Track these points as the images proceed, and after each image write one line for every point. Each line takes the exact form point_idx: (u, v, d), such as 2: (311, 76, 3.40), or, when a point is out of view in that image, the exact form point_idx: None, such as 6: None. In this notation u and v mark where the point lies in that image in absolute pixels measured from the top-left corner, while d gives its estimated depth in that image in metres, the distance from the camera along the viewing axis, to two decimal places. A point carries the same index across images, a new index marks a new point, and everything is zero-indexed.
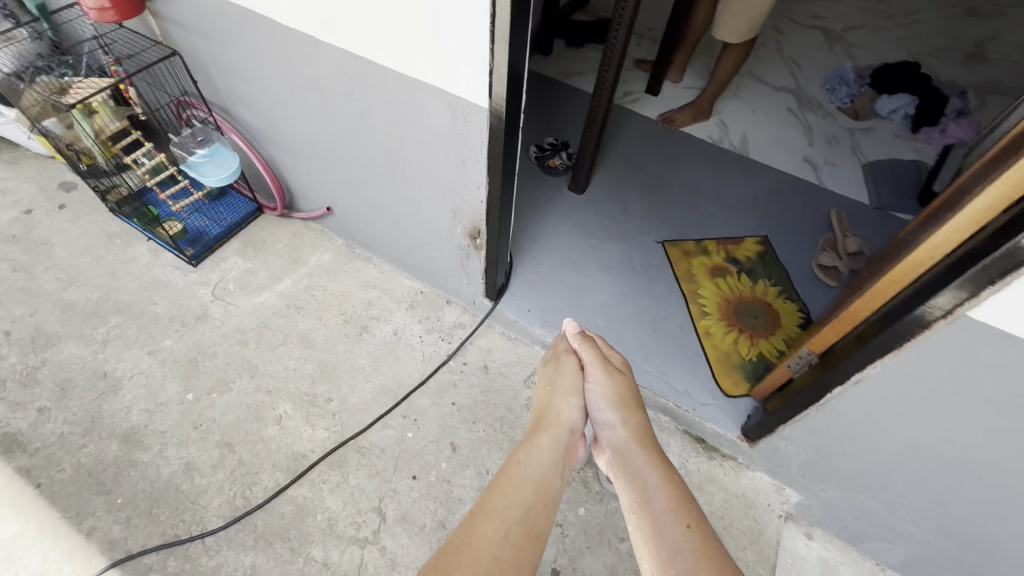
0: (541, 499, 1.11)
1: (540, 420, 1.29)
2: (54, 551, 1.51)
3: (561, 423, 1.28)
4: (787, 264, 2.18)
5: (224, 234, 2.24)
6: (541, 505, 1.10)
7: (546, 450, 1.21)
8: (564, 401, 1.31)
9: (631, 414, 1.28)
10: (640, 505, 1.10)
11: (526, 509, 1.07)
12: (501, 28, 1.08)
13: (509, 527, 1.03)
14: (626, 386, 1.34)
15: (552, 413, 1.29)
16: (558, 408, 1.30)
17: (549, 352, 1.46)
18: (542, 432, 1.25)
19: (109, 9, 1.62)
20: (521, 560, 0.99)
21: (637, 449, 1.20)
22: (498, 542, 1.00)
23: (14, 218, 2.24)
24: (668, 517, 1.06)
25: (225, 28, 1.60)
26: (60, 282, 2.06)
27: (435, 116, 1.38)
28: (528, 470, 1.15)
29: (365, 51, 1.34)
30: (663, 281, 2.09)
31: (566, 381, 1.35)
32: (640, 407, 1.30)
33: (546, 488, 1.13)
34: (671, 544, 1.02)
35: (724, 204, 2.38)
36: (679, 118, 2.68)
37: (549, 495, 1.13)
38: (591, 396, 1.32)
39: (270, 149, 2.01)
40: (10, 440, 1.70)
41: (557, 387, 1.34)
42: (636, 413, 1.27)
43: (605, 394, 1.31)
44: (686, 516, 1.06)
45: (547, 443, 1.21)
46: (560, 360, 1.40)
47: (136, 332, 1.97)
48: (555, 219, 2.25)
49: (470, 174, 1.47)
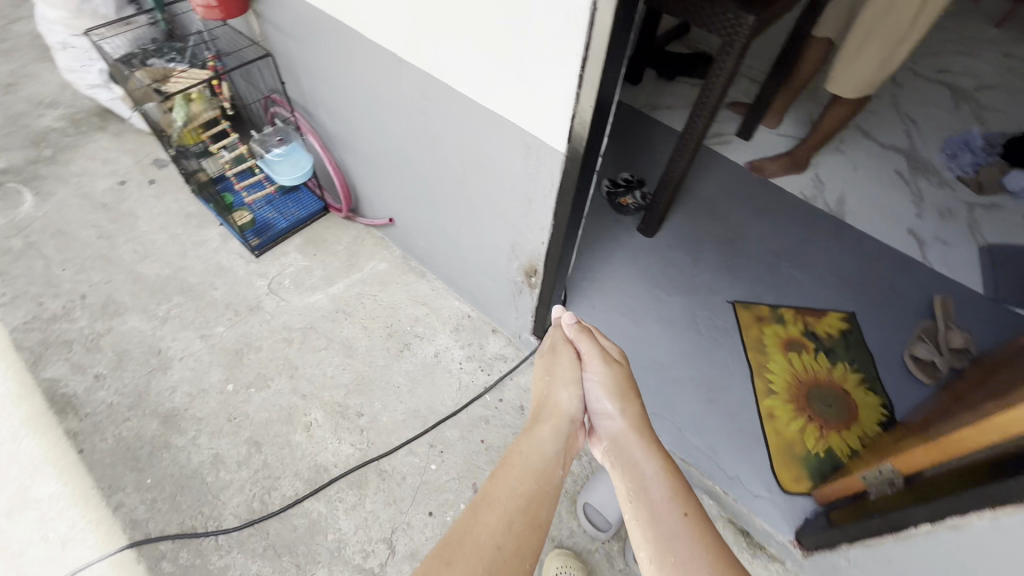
0: (542, 490, 1.07)
1: (539, 411, 1.24)
2: (82, 519, 1.57)
3: (561, 412, 1.23)
4: (875, 349, 1.93)
5: (289, 228, 2.27)
6: (543, 496, 1.07)
7: (546, 441, 1.17)
8: (563, 389, 1.26)
9: (630, 404, 1.22)
10: (643, 499, 1.05)
11: (527, 499, 1.04)
12: (591, 74, 1.00)
13: (510, 518, 1.00)
14: (625, 372, 1.28)
15: (551, 405, 1.24)
16: (557, 398, 1.25)
17: (544, 341, 1.39)
18: (543, 424, 1.20)
19: (215, 7, 1.67)
20: (524, 550, 0.96)
21: (635, 441, 1.15)
22: (500, 534, 0.97)
23: (109, 187, 2.39)
24: (669, 508, 1.02)
25: (317, 35, 1.61)
26: (136, 255, 2.18)
27: (508, 152, 1.31)
28: (529, 460, 1.12)
29: (446, 77, 1.29)
30: (728, 347, 1.91)
31: (564, 368, 1.29)
32: (639, 396, 1.24)
33: (546, 478, 1.10)
34: (675, 541, 0.97)
35: (809, 269, 2.16)
36: (770, 168, 2.47)
37: (549, 485, 1.09)
38: (589, 386, 1.26)
39: (345, 154, 2.02)
40: (66, 400, 1.79)
41: (556, 374, 1.28)
42: (635, 402, 1.21)
43: (603, 383, 1.24)
44: (689, 511, 1.02)
45: (546, 434, 1.17)
46: (556, 347, 1.34)
47: (193, 314, 2.03)
48: (619, 261, 2.12)
49: (536, 214, 1.39)
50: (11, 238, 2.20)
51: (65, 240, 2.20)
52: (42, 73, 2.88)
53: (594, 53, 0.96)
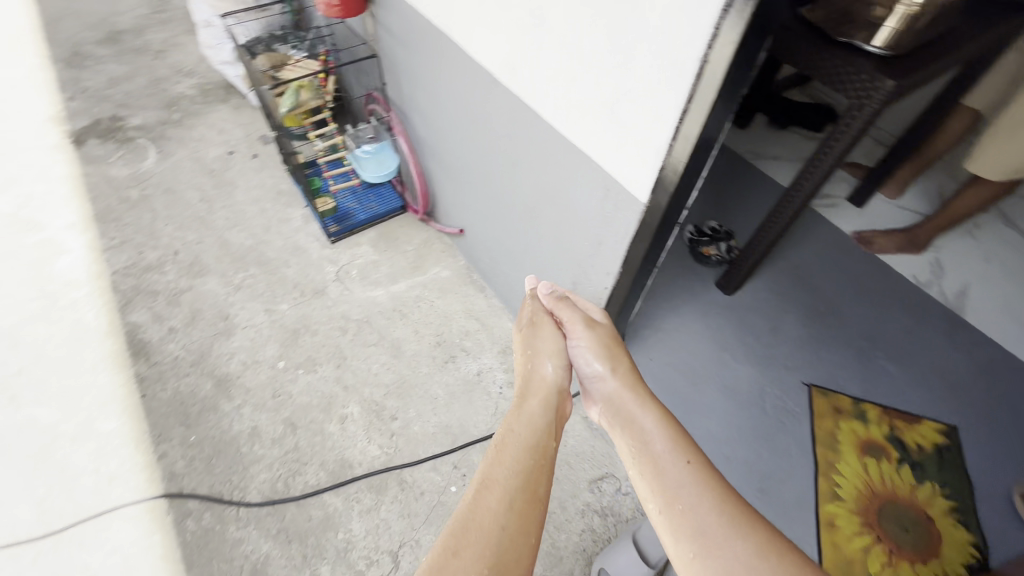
0: (538, 462, 1.05)
1: (525, 386, 1.21)
2: (129, 460, 1.69)
3: (548, 385, 1.21)
4: (975, 476, 1.65)
5: (367, 221, 2.34)
6: (540, 467, 1.04)
7: (534, 411, 1.15)
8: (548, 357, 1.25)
9: (620, 361, 1.21)
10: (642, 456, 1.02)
11: (523, 473, 1.01)
12: (688, 129, 0.92)
13: (510, 494, 0.97)
14: (609, 332, 1.27)
15: (536, 380, 1.22)
16: (541, 370, 1.23)
17: (521, 317, 1.37)
18: (531, 398, 1.18)
19: (336, 6, 1.74)
20: (528, 525, 0.94)
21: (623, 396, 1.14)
22: (502, 514, 0.93)
23: (219, 155, 2.59)
24: (669, 458, 0.99)
25: (423, 43, 1.63)
26: (228, 222, 2.34)
27: (584, 191, 1.25)
28: (522, 433, 1.09)
29: (536, 105, 1.25)
30: (793, 434, 1.71)
31: (547, 339, 1.27)
32: (627, 353, 1.23)
33: (541, 450, 1.07)
34: (681, 491, 0.93)
35: (908, 364, 1.90)
36: (881, 243, 2.21)
37: (545, 457, 1.07)
38: (576, 352, 1.25)
39: (429, 160, 2.05)
40: (141, 346, 1.95)
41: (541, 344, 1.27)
42: (624, 359, 1.20)
43: (589, 346, 1.23)
44: (687, 460, 0.98)
45: (537, 407, 1.15)
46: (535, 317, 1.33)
47: (264, 287, 2.14)
48: (687, 314, 1.98)
49: (603, 258, 1.32)
50: (130, 188, 2.44)
51: (172, 198, 2.41)
52: (187, 44, 3.19)
53: (695, 108, 0.89)
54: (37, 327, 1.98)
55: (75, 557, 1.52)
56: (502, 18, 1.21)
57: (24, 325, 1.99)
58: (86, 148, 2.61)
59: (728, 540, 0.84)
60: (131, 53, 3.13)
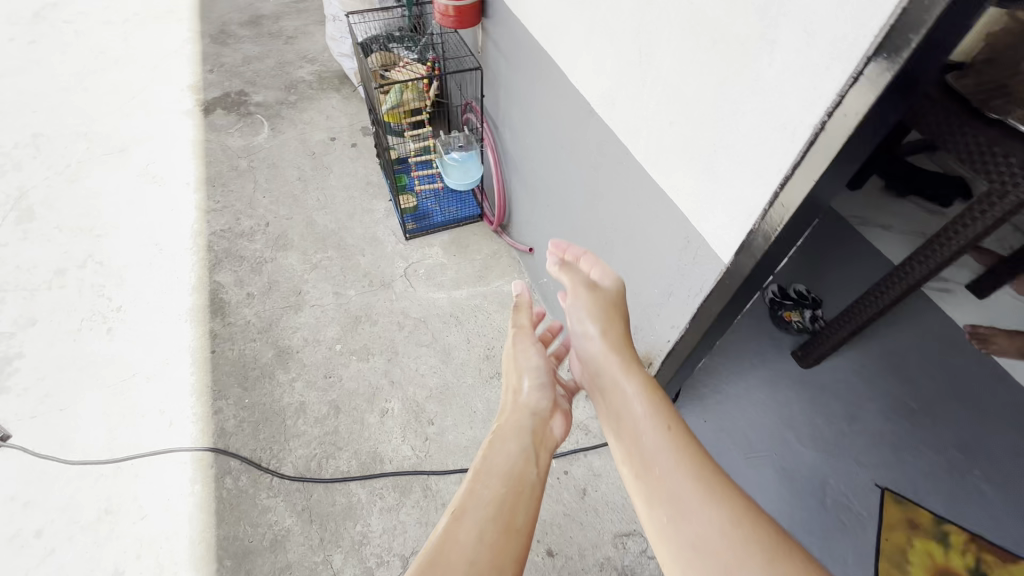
0: (514, 489, 1.03)
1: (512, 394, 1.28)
2: (191, 409, 1.83)
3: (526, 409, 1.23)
4: None
5: (443, 224, 2.42)
6: (516, 493, 1.02)
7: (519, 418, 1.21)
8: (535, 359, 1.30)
9: (612, 328, 1.17)
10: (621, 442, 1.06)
11: (497, 500, 0.99)
12: (787, 197, 0.85)
13: (483, 528, 0.93)
14: (607, 295, 1.21)
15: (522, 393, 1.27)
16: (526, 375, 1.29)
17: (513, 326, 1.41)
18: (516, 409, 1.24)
19: (451, 16, 1.80)
20: (504, 552, 0.91)
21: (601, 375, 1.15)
22: (475, 543, 0.91)
23: (322, 140, 2.77)
24: (648, 424, 1.02)
25: (528, 62, 1.63)
26: (317, 203, 2.48)
27: (662, 238, 1.19)
28: (509, 442, 1.13)
29: (628, 141, 1.21)
30: (854, 539, 1.53)
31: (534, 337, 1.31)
32: (622, 319, 1.20)
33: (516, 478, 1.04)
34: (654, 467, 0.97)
35: (1010, 490, 1.63)
36: (1000, 343, 1.92)
37: (522, 483, 1.04)
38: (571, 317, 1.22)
39: (513, 175, 2.06)
40: (221, 305, 2.11)
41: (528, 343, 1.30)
42: (615, 325, 1.17)
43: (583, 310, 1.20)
44: (662, 433, 1.00)
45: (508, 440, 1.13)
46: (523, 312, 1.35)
47: (337, 271, 2.24)
48: (754, 380, 1.83)
49: (670, 310, 1.25)
50: (240, 159, 2.66)
51: (274, 173, 2.60)
52: (315, 34, 3.45)
53: (799, 177, 0.81)
54: (142, 271, 2.20)
55: (129, 488, 1.66)
56: (608, 51, 1.18)
57: (131, 267, 2.22)
58: (213, 117, 2.88)
59: (700, 512, 0.88)
60: (267, 36, 3.43)
